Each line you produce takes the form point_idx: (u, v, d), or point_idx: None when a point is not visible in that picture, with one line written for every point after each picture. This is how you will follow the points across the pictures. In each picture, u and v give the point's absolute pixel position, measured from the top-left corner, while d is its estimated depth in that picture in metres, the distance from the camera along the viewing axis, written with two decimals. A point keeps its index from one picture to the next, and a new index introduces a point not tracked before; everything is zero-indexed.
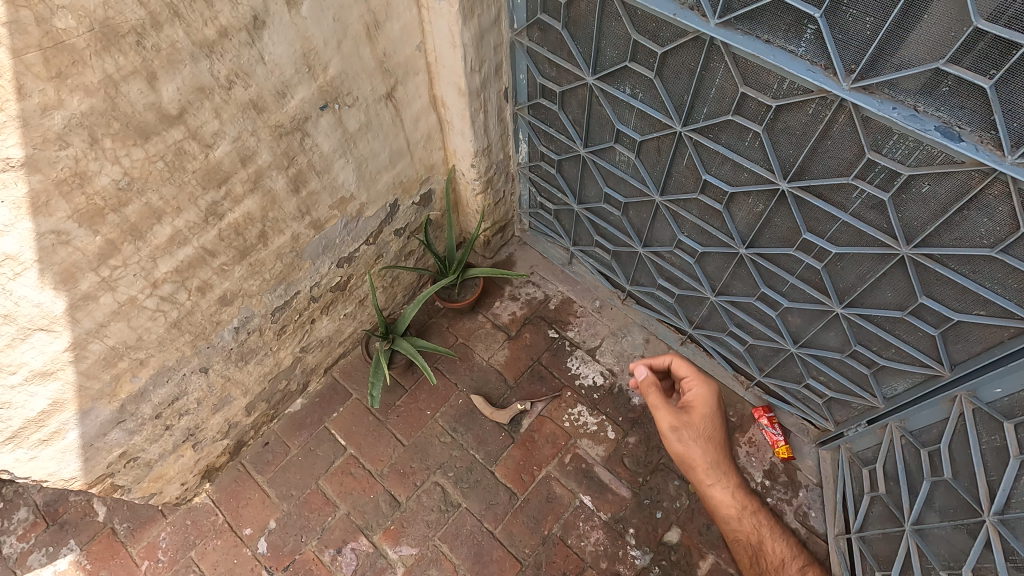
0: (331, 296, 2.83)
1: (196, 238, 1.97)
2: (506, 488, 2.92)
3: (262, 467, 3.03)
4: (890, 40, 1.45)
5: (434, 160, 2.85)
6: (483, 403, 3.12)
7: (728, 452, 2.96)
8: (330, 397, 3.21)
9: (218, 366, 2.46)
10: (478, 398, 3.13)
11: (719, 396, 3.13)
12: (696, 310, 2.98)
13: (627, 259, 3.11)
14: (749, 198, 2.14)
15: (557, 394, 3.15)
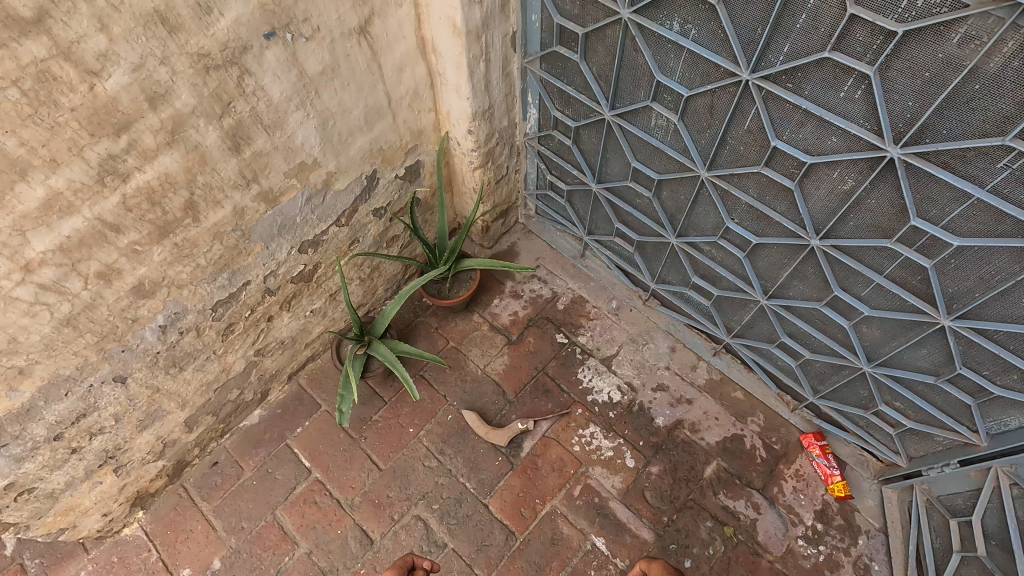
0: (293, 289, 2.31)
1: (87, 206, 1.45)
2: (502, 526, 2.41)
3: (208, 493, 2.52)
4: None
5: (423, 125, 2.32)
6: (478, 421, 2.60)
7: (772, 488, 2.46)
8: (295, 409, 2.69)
9: (141, 375, 1.94)
10: (471, 415, 2.62)
11: (759, 418, 2.62)
12: (737, 315, 2.46)
13: (653, 254, 2.60)
14: (834, 171, 1.61)
15: (566, 412, 2.64)
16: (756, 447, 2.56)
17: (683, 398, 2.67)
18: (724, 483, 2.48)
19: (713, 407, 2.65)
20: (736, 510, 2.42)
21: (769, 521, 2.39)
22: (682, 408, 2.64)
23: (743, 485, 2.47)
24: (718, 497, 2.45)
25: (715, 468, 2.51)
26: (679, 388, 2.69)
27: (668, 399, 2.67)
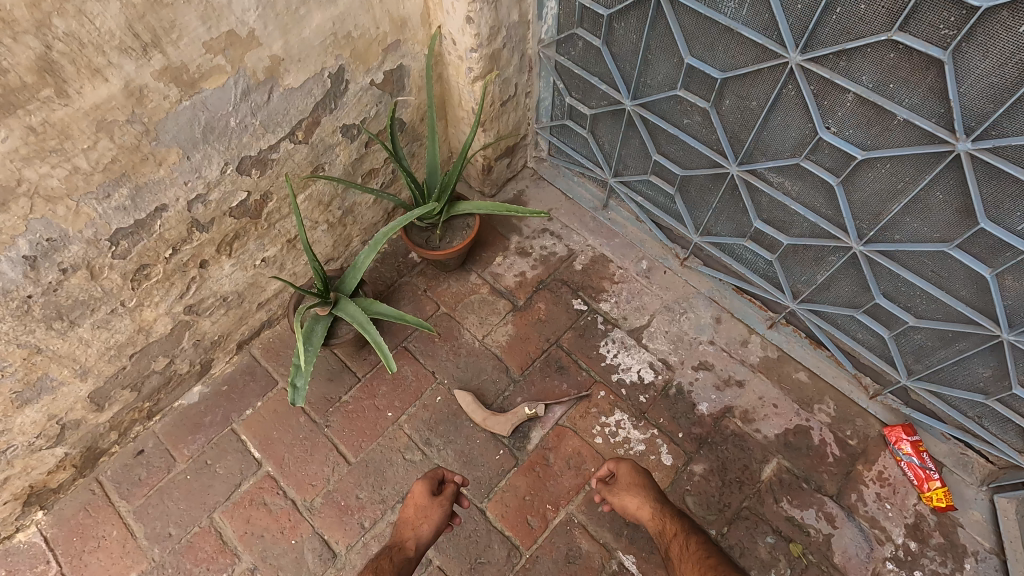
0: (234, 225, 1.76)
1: None
2: (503, 539, 1.88)
3: (129, 490, 1.98)
4: None
5: (408, 12, 1.77)
6: (473, 403, 2.06)
7: (849, 495, 1.92)
8: (245, 386, 2.15)
9: (4, 327, 1.41)
10: (466, 396, 2.08)
11: (828, 407, 2.07)
12: (811, 273, 1.92)
13: (699, 196, 2.04)
14: (1017, 24, 1.07)
15: (585, 394, 2.10)
16: (826, 443, 2.01)
17: (732, 380, 2.12)
18: (788, 488, 1.94)
19: (770, 391, 2.10)
20: (804, 523, 1.88)
21: (848, 538, 1.85)
22: (731, 392, 2.10)
23: (812, 491, 1.93)
24: (780, 505, 1.91)
25: (776, 469, 1.97)
26: (727, 368, 2.15)
27: (713, 381, 2.12)
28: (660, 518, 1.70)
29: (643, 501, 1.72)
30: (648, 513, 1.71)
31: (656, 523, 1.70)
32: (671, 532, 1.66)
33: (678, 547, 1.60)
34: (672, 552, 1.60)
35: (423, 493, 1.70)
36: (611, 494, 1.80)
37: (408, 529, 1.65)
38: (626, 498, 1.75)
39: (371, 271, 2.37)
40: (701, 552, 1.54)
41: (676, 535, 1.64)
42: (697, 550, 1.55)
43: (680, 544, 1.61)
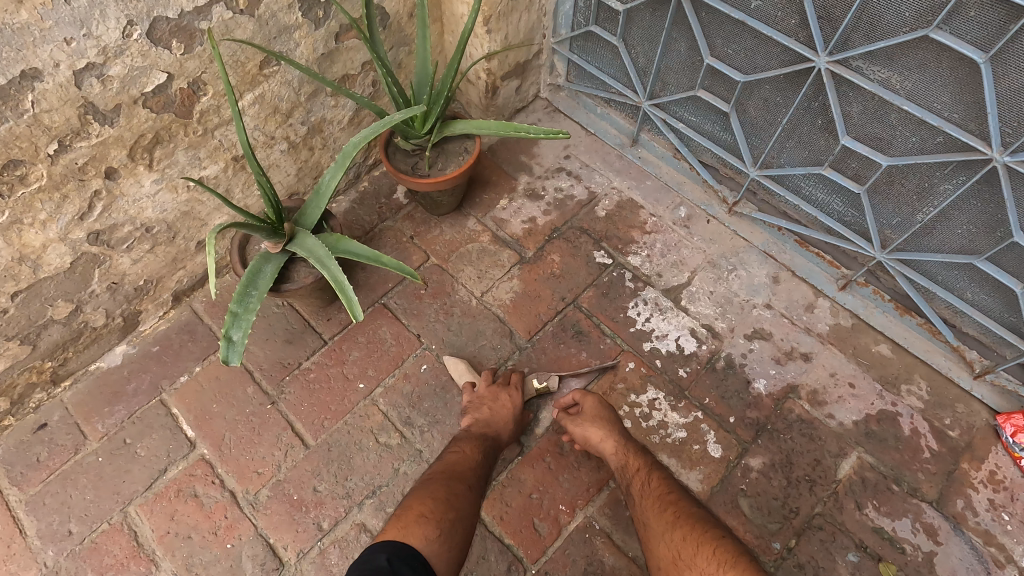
0: (152, 121, 1.31)
1: None
2: (501, 550, 1.44)
3: (20, 475, 1.53)
4: None
5: None
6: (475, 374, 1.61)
7: (953, 502, 1.47)
8: (181, 347, 1.69)
9: None
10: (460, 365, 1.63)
11: (921, 389, 1.61)
12: (910, 210, 1.48)
13: (762, 113, 1.61)
14: None
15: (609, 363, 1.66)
16: (920, 433, 1.55)
17: (797, 353, 1.67)
18: (873, 491, 1.49)
19: (844, 367, 1.65)
20: (897, 537, 1.44)
21: (955, 558, 1.41)
22: (796, 367, 1.65)
23: (905, 495, 1.48)
24: (865, 513, 1.47)
25: (856, 465, 1.52)
26: (790, 338, 1.69)
27: (771, 353, 1.67)
28: (617, 453, 1.42)
29: (608, 436, 1.43)
30: (607, 446, 1.43)
31: (613, 456, 1.42)
32: (631, 470, 1.39)
33: (642, 489, 1.35)
34: (630, 490, 1.37)
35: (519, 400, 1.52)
36: (568, 422, 1.50)
37: (495, 423, 1.48)
38: (587, 432, 1.45)
39: (346, 212, 1.92)
40: (665, 489, 1.34)
41: (641, 473, 1.38)
42: (662, 487, 1.33)
43: (642, 488, 1.35)
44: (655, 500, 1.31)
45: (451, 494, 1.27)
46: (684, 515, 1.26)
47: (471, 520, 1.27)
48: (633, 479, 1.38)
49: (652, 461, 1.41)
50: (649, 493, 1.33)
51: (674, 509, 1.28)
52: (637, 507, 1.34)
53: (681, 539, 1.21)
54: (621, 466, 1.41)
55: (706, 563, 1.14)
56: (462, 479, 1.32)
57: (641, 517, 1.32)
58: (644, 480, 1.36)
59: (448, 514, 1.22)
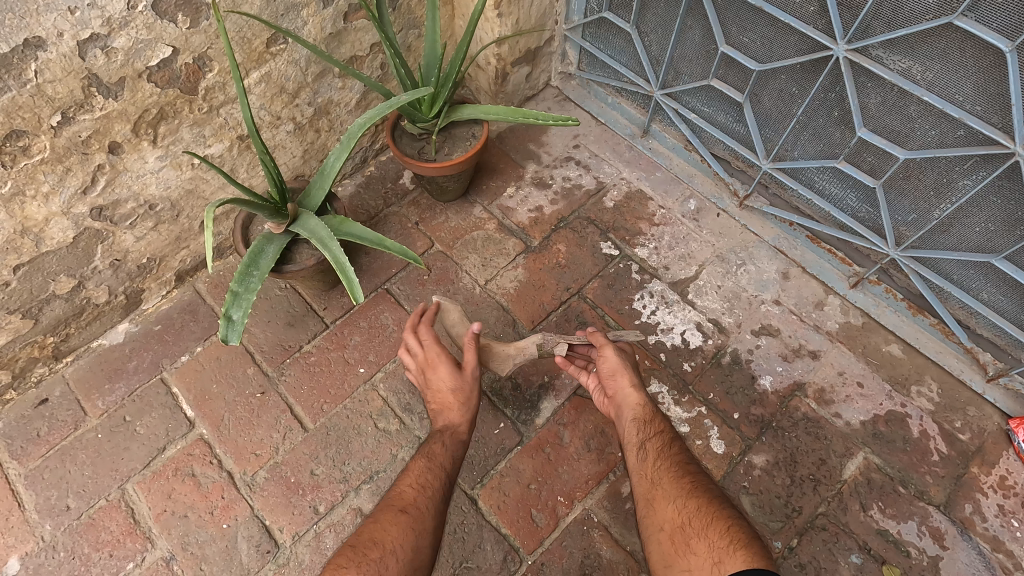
0: (156, 96, 1.30)
1: None
2: (497, 540, 1.43)
3: (20, 449, 1.53)
4: None
5: None
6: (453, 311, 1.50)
7: (961, 506, 1.44)
8: (182, 327, 1.69)
9: None
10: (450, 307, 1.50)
11: (931, 390, 1.58)
12: (927, 206, 1.45)
13: (777, 104, 1.57)
14: None
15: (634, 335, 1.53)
16: (929, 436, 1.52)
17: (805, 350, 1.64)
18: (879, 493, 1.46)
19: (853, 366, 1.61)
20: (902, 540, 1.40)
21: (962, 565, 1.37)
22: (804, 365, 1.62)
23: (912, 498, 1.45)
24: (869, 515, 1.43)
25: (862, 466, 1.49)
26: (798, 335, 1.66)
27: (779, 351, 1.64)
28: (643, 406, 1.36)
29: (637, 386, 1.38)
30: (634, 397, 1.36)
31: (638, 406, 1.35)
32: (653, 426, 1.34)
33: (659, 448, 1.30)
34: (646, 445, 1.31)
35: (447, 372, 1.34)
36: (605, 347, 1.42)
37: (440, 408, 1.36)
38: (618, 371, 1.39)
39: (351, 197, 1.91)
40: (682, 458, 1.29)
41: (663, 433, 1.33)
42: (682, 457, 1.29)
43: (661, 448, 1.30)
44: (671, 464, 1.27)
45: (376, 532, 1.13)
46: (701, 487, 1.22)
47: (408, 552, 1.11)
48: (653, 437, 1.32)
49: (672, 427, 1.35)
50: (668, 455, 1.29)
51: (691, 480, 1.24)
52: (647, 465, 1.29)
53: (694, 509, 1.17)
54: (640, 417, 1.34)
55: (717, 536, 1.10)
56: (398, 507, 1.18)
57: (651, 476, 1.27)
58: (664, 441, 1.32)
59: (371, 554, 1.08)
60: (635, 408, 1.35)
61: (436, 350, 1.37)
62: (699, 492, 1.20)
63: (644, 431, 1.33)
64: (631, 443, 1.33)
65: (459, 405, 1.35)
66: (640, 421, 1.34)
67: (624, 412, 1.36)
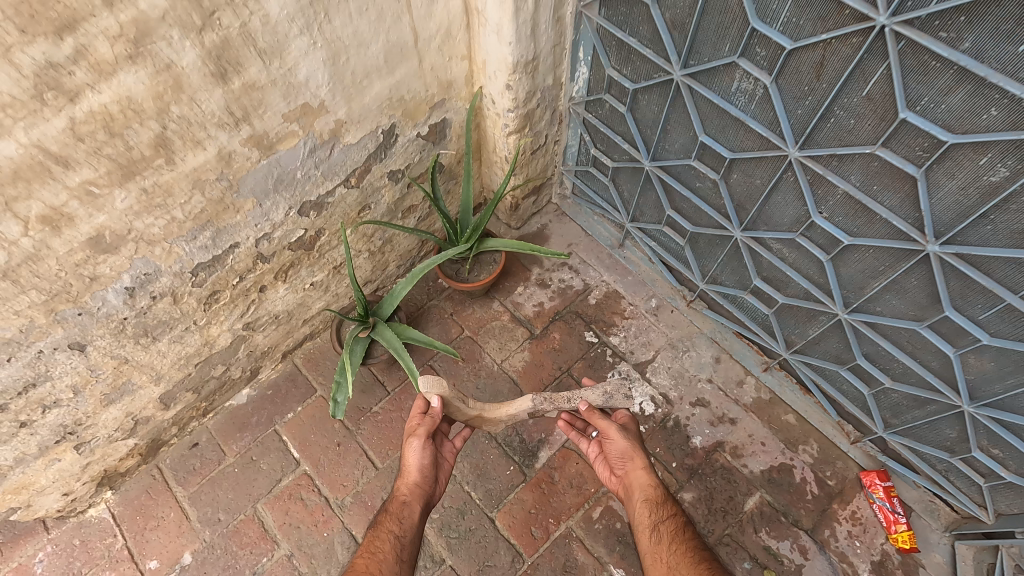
0: (290, 257, 1.99)
1: (22, 129, 1.12)
2: (508, 547, 2.12)
3: (184, 478, 2.25)
4: None
5: (454, 75, 1.94)
6: (445, 392, 1.80)
7: (822, 530, 2.12)
8: (287, 392, 2.40)
9: (103, 344, 1.65)
10: (440, 383, 1.80)
11: (812, 448, 2.26)
12: (805, 326, 2.08)
13: (708, 248, 2.21)
14: (981, 157, 1.22)
15: (619, 385, 2.06)
16: (807, 481, 2.20)
17: (726, 418, 2.32)
18: (767, 520, 2.14)
19: (760, 430, 2.30)
20: (779, 553, 2.09)
21: (817, 569, 2.06)
22: (724, 428, 2.30)
23: (790, 524, 2.13)
24: (759, 535, 2.12)
25: (758, 501, 2.17)
26: (722, 406, 2.34)
27: (708, 417, 2.32)
28: (659, 491, 1.75)
29: (652, 474, 1.79)
30: (648, 483, 1.77)
31: (654, 490, 1.75)
32: (665, 511, 1.71)
33: (671, 530, 1.66)
34: (662, 527, 1.67)
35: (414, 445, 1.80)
36: (615, 434, 1.85)
37: (404, 480, 1.78)
38: (635, 458, 1.81)
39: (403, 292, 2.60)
40: (693, 542, 1.63)
41: (675, 517, 1.70)
42: (694, 541, 1.63)
43: (675, 530, 1.66)
44: (682, 545, 1.62)
45: None
46: (715, 571, 1.53)
47: None
48: (668, 519, 1.69)
49: (682, 513, 1.72)
50: (682, 538, 1.64)
51: (706, 564, 1.55)
52: (663, 545, 1.63)
53: None
54: (654, 501, 1.73)
55: None
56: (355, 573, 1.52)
57: (671, 557, 1.59)
58: (677, 523, 1.69)
59: None
60: (648, 487, 1.76)
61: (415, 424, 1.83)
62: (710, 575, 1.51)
63: (658, 514, 1.70)
64: (644, 525, 1.69)
65: (413, 476, 1.78)
66: (654, 501, 1.73)
67: (641, 497, 1.75)
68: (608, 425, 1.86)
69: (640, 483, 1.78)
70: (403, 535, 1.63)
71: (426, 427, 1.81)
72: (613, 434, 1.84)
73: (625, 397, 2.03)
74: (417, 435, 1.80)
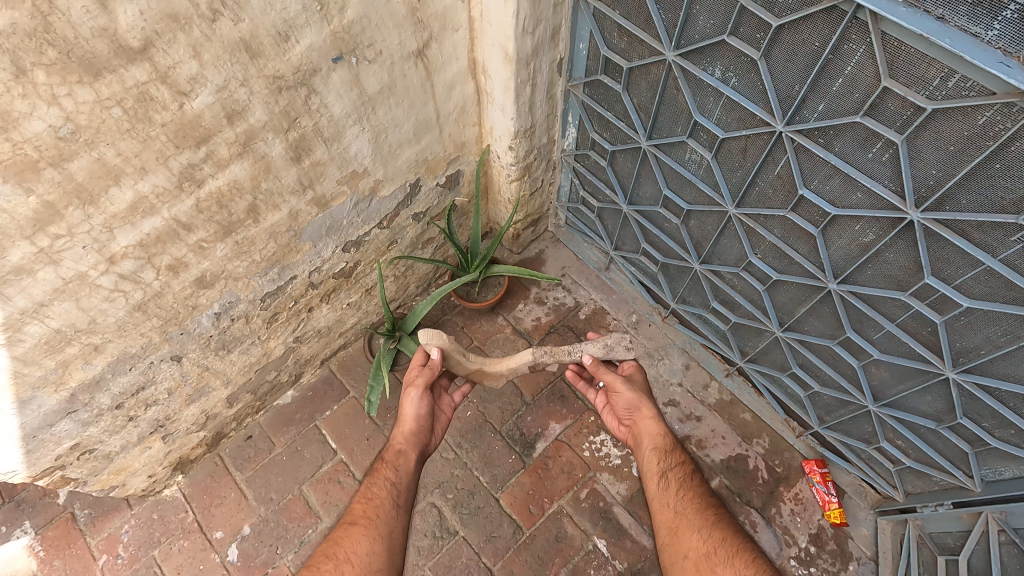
0: (333, 284, 2.45)
1: (166, 208, 1.58)
2: (511, 521, 2.57)
3: (241, 464, 2.71)
4: None
5: (466, 138, 2.40)
6: (444, 343, 2.12)
7: (770, 508, 2.56)
8: (325, 393, 2.86)
9: (194, 355, 2.11)
10: (438, 335, 2.12)
11: (764, 441, 2.71)
12: (754, 341, 2.52)
13: (676, 275, 2.66)
14: (856, 224, 1.68)
15: (620, 337, 2.25)
16: (759, 468, 2.65)
17: (693, 416, 2.76)
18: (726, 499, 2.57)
19: (721, 426, 2.74)
20: None
21: (765, 540, 2.49)
22: (691, 424, 2.74)
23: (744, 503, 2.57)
24: None
25: (718, 485, 2.61)
26: (690, 406, 2.79)
27: (677, 415, 2.77)
28: (670, 441, 2.07)
29: (663, 426, 2.11)
30: (659, 434, 2.09)
31: (664, 440, 2.07)
32: (674, 460, 2.03)
33: (681, 475, 2.00)
34: (672, 474, 1.99)
35: (412, 398, 2.07)
36: (624, 389, 2.13)
37: (402, 431, 2.05)
38: (647, 412, 2.12)
39: None
40: (698, 487, 1.98)
41: (684, 465, 2.03)
42: (701, 489, 1.98)
43: (684, 477, 1.99)
44: (691, 490, 1.95)
45: (344, 536, 1.74)
46: (719, 516, 1.87)
47: (365, 548, 1.70)
48: (677, 468, 2.01)
49: (688, 462, 2.05)
50: (689, 484, 1.98)
51: (712, 509, 1.89)
52: (674, 488, 1.96)
53: (717, 537, 1.79)
54: (664, 450, 2.05)
55: (740, 563, 1.70)
56: (350, 520, 1.79)
57: (679, 500, 1.93)
58: (685, 471, 2.02)
59: (333, 555, 1.69)
60: (658, 436, 2.08)
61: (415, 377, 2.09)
62: (715, 518, 1.86)
63: (668, 462, 2.03)
64: (654, 470, 2.01)
65: (409, 425, 2.05)
66: (663, 449, 2.05)
67: (652, 447, 2.07)
68: (617, 380, 2.13)
69: (651, 431, 2.10)
70: (397, 483, 1.88)
71: (422, 378, 2.08)
72: (623, 389, 2.12)
73: (623, 349, 2.22)
74: (414, 386, 2.07)
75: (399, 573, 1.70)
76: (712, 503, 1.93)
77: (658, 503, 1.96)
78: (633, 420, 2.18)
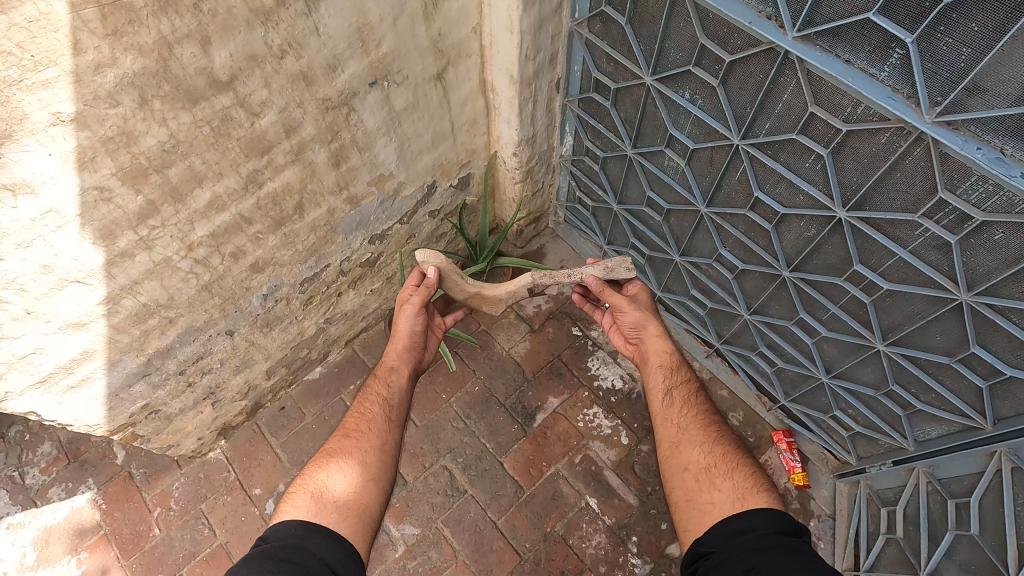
0: (360, 271, 2.80)
1: (234, 205, 1.95)
2: (513, 481, 2.92)
3: (276, 431, 3.08)
4: (997, 70, 1.30)
5: (476, 145, 2.75)
6: (439, 264, 2.30)
7: None
8: (349, 370, 3.22)
9: (244, 330, 2.48)
10: (435, 256, 2.31)
11: (739, 414, 3.02)
12: (728, 324, 2.87)
13: (661, 266, 3.01)
14: (801, 221, 2.03)
15: (620, 260, 2.38)
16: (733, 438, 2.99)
17: None
18: None
19: None
20: None
21: None
22: None
23: None
24: None
25: None
26: None
27: None
28: (676, 360, 2.18)
29: (670, 343, 2.22)
30: (667, 353, 2.20)
31: (671, 359, 2.18)
32: (679, 379, 2.12)
33: (685, 392, 2.08)
34: (677, 389, 2.08)
35: (407, 313, 2.21)
36: (629, 309, 2.28)
37: (394, 347, 2.21)
38: (654, 331, 2.25)
39: None
40: (701, 404, 2.05)
41: (690, 385, 2.11)
42: (705, 407, 2.04)
43: (689, 396, 2.07)
44: (698, 407, 2.03)
45: (341, 445, 1.86)
46: (724, 433, 1.95)
47: (360, 457, 1.82)
48: (682, 386, 2.10)
49: (694, 382, 2.13)
50: (696, 403, 2.05)
51: (715, 425, 1.97)
52: (678, 405, 2.04)
53: (719, 454, 1.84)
54: (670, 369, 2.15)
55: (741, 478, 1.73)
56: (345, 433, 1.91)
57: (682, 413, 2.01)
58: (691, 390, 2.09)
59: (326, 460, 1.80)
60: (664, 354, 2.20)
61: (408, 296, 2.26)
62: (719, 435, 1.92)
63: (673, 380, 2.11)
64: (660, 388, 2.10)
65: (404, 338, 2.21)
66: (668, 367, 2.16)
67: (659, 364, 2.17)
68: (623, 301, 2.29)
69: (658, 348, 2.22)
70: (388, 398, 2.04)
71: (418, 297, 2.22)
72: (629, 309, 2.28)
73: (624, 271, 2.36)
74: (411, 304, 2.21)
75: (393, 478, 1.85)
76: (713, 421, 1.99)
77: (658, 418, 2.04)
78: (640, 338, 2.31)
